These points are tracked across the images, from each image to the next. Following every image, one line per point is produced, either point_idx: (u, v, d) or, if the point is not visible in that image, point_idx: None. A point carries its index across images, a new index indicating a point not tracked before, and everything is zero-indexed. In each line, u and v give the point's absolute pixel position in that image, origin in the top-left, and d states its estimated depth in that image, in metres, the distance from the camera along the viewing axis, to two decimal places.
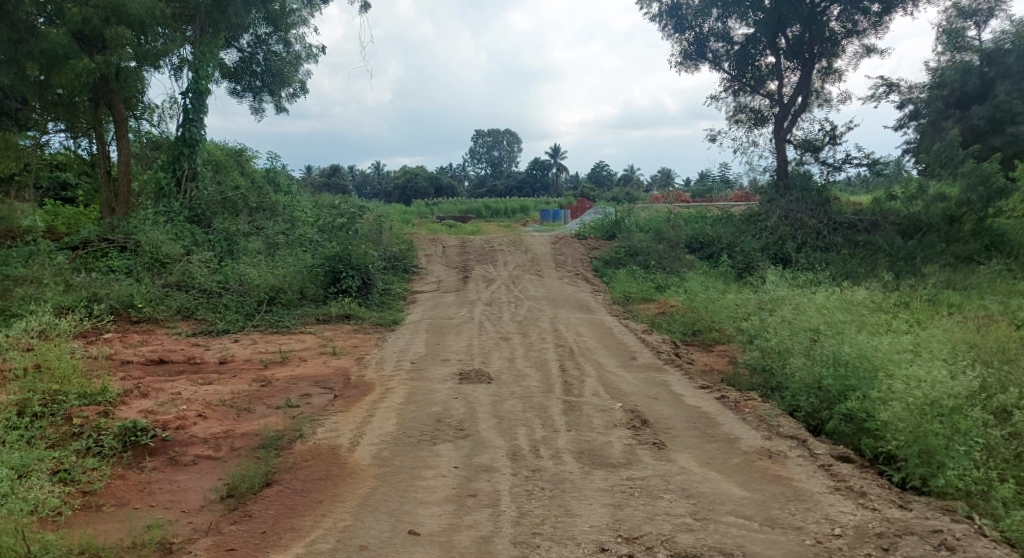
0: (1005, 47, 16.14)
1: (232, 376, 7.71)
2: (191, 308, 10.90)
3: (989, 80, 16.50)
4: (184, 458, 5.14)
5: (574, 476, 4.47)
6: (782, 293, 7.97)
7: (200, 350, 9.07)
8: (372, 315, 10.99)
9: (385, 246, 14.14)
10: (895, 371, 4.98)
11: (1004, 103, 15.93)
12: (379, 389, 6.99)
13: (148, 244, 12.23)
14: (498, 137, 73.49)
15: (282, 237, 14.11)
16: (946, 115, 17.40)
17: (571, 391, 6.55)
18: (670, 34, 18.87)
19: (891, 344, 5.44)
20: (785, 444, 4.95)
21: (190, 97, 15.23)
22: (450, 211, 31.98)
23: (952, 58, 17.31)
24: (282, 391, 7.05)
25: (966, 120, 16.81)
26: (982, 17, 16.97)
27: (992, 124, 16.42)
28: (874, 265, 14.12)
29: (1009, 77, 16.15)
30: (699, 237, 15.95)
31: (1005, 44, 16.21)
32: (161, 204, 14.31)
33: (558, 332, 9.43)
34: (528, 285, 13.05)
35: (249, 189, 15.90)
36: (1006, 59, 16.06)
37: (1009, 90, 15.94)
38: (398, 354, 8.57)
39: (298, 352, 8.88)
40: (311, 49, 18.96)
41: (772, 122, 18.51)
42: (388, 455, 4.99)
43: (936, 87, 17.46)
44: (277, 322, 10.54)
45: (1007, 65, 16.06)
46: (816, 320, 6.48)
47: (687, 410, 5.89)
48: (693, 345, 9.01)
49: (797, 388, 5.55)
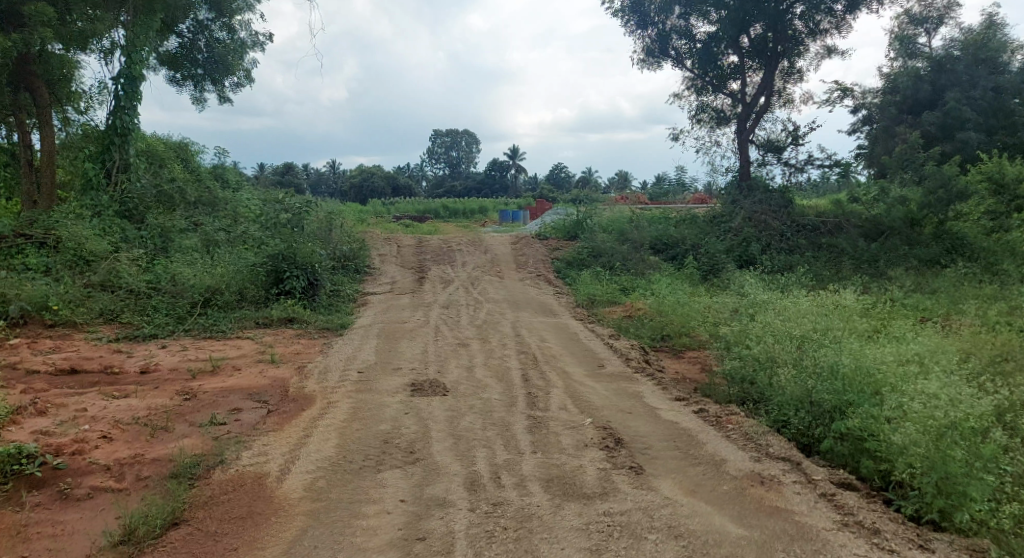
0: (953, 54, 16.33)
1: (153, 388, 6.81)
2: (115, 311, 9.90)
3: (940, 87, 16.47)
4: (77, 491, 4.27)
5: (543, 511, 3.82)
6: (756, 296, 7.54)
7: (121, 358, 8.11)
8: (318, 319, 10.17)
9: (334, 244, 13.27)
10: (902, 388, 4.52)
11: (954, 110, 15.85)
12: (320, 403, 6.22)
13: (69, 240, 11.11)
14: (455, 137, 72.72)
15: (222, 234, 13.13)
16: (898, 121, 17.28)
17: (536, 405, 5.89)
18: (633, 31, 18.51)
19: (895, 356, 4.99)
20: (778, 467, 4.41)
21: (123, 82, 14.05)
22: (407, 210, 31.14)
23: (904, 64, 17.33)
24: (208, 406, 6.21)
25: (918, 126, 16.64)
26: (933, 24, 17.13)
27: (942, 131, 16.32)
28: (838, 267, 13.94)
29: (959, 85, 16.23)
30: (663, 239, 15.42)
31: (953, 51, 16.42)
32: (87, 197, 13.09)
33: (520, 337, 8.81)
34: (487, 286, 12.40)
35: (188, 183, 14.86)
36: (955, 66, 16.27)
37: (959, 97, 15.83)
38: (343, 362, 7.80)
39: (233, 360, 8.02)
40: (257, 36, 17.97)
41: (734, 122, 18.31)
42: (323, 485, 4.25)
43: (889, 93, 17.44)
44: (211, 326, 9.62)
45: (957, 73, 16.22)
46: (804, 325, 5.99)
47: (664, 426, 5.31)
48: (662, 352, 8.52)
49: (786, 402, 5.02)
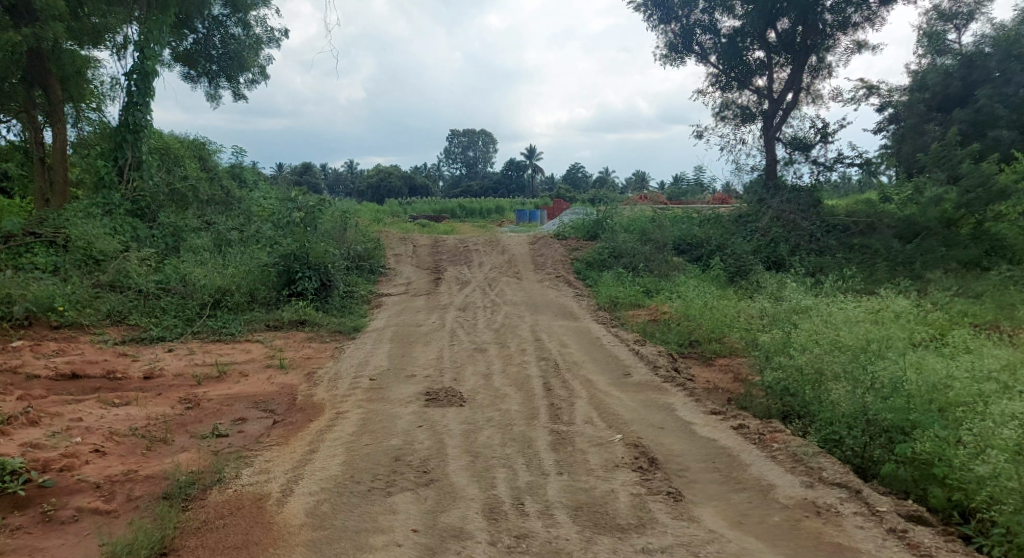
0: (985, 50, 15.54)
1: (155, 395, 6.47)
2: (124, 312, 9.61)
3: (970, 84, 15.77)
4: (62, 513, 3.90)
5: (571, 546, 3.40)
6: (793, 301, 7.05)
7: (126, 362, 7.78)
8: (330, 321, 9.81)
9: (348, 243, 12.91)
10: (979, 418, 4.09)
11: (986, 107, 15.21)
12: (330, 414, 5.84)
13: (79, 239, 10.85)
14: (472, 136, 72.45)
15: (235, 233, 12.84)
16: (927, 119, 16.65)
17: (559, 418, 5.47)
18: (655, 26, 18.01)
19: (963, 380, 4.56)
20: (834, 495, 3.97)
21: (136, 78, 13.80)
22: (424, 210, 30.81)
23: (933, 61, 16.73)
24: (212, 415, 5.85)
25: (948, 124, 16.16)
26: (963, 20, 16.35)
27: (973, 129, 15.59)
28: (871, 270, 13.35)
29: (991, 81, 15.44)
30: (686, 239, 14.91)
31: (985, 47, 15.59)
32: (98, 195, 12.84)
33: (541, 342, 8.39)
34: (505, 288, 11.99)
35: (201, 181, 14.61)
36: (988, 62, 15.44)
37: (990, 93, 15.12)
38: (355, 368, 7.42)
39: (240, 365, 7.66)
40: (272, 32, 17.72)
41: (761, 119, 17.58)
42: (327, 511, 3.84)
43: (917, 90, 16.72)
44: (221, 329, 9.30)
45: (988, 69, 15.44)
46: (851, 335, 5.51)
47: (701, 444, 4.85)
48: (690, 360, 8.06)
49: (838, 419, 4.59)
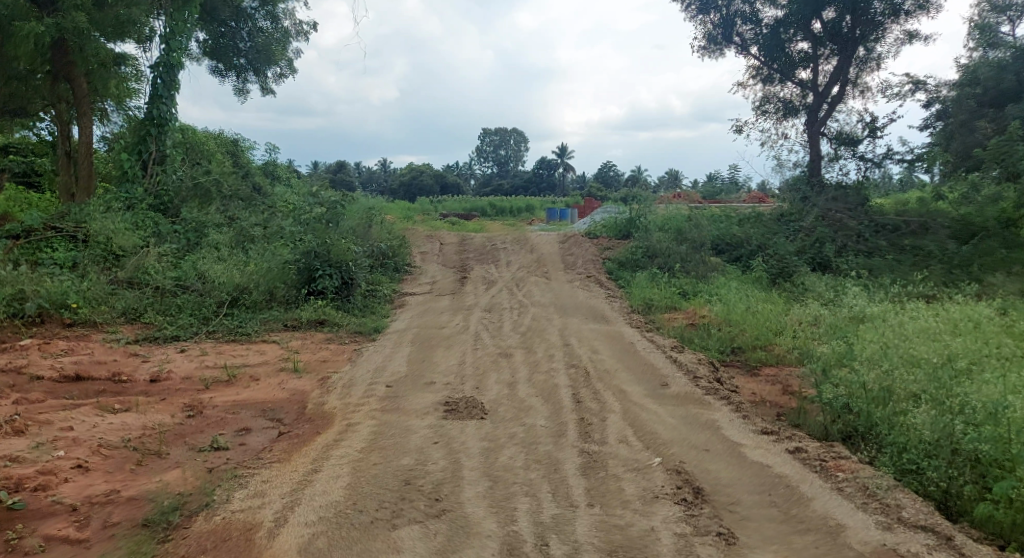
0: None
1: (159, 401, 6.09)
2: (139, 310, 9.30)
3: None
4: (27, 543, 3.49)
5: None
6: (852, 310, 6.35)
7: (135, 363, 7.45)
8: (350, 322, 9.37)
9: (372, 241, 12.48)
10: None
11: None
12: (339, 425, 5.37)
13: (99, 235, 10.62)
14: (504, 135, 72.02)
15: (258, 229, 12.53)
16: (979, 114, 15.33)
17: (590, 436, 4.92)
18: (693, 16, 17.29)
19: None
20: (919, 541, 3.34)
21: (161, 72, 13.56)
22: (453, 208, 30.41)
23: (984, 55, 15.46)
24: (214, 425, 5.44)
25: (1000, 121, 14.80)
26: (1017, 12, 15.34)
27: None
28: (925, 271, 12.47)
29: None
30: (725, 238, 14.17)
31: None
32: (121, 189, 12.66)
33: (570, 347, 7.84)
34: (533, 288, 11.44)
35: (225, 176, 14.35)
36: None
37: None
38: (372, 373, 6.95)
39: (252, 369, 7.26)
40: (301, 25, 17.46)
41: (804, 113, 16.86)
42: (322, 548, 3.37)
43: (967, 84, 15.54)
44: (236, 329, 8.92)
45: None
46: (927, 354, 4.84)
47: (753, 472, 4.25)
48: (733, 370, 7.41)
49: (917, 446, 3.98)
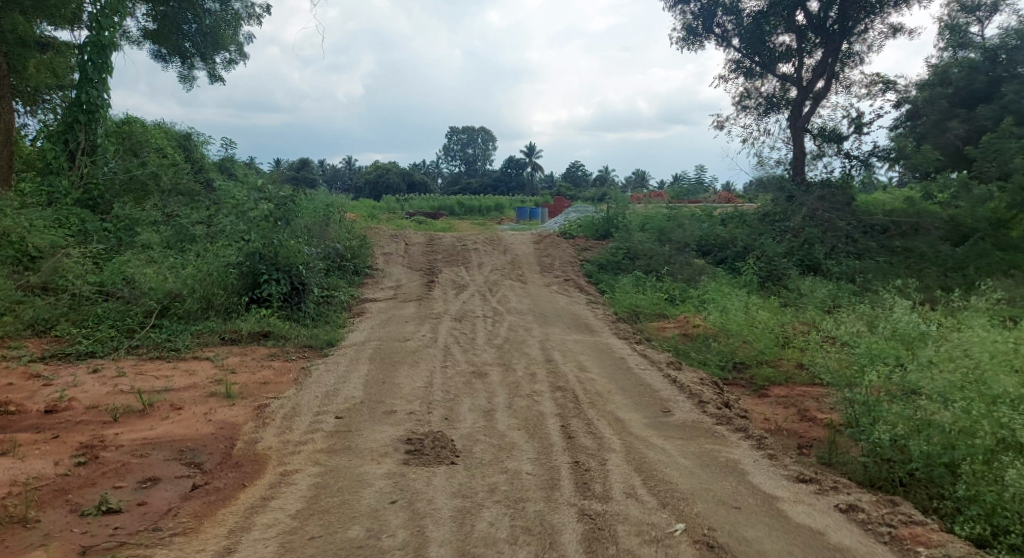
0: (1011, 43, 13.88)
1: (47, 440, 4.87)
2: (51, 321, 7.99)
3: (997, 79, 14.01)
4: None
5: None
6: (885, 325, 5.47)
7: (34, 388, 6.19)
8: (299, 334, 8.22)
9: (328, 241, 11.29)
10: None
11: (1013, 103, 13.38)
12: (272, 474, 4.26)
13: (9, 233, 9.20)
14: (472, 134, 70.76)
15: (201, 228, 11.25)
16: (949, 115, 14.63)
17: (591, 488, 3.92)
18: (672, 6, 16.37)
19: None
20: None
21: (89, 52, 12.11)
22: (420, 206, 29.32)
23: (953, 56, 14.92)
24: (110, 475, 4.25)
25: (972, 121, 14.23)
26: (987, 12, 14.78)
27: None
28: (919, 276, 11.82)
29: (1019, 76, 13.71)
30: (710, 239, 13.30)
31: (1011, 41, 13.88)
32: (43, 182, 11.25)
33: (553, 363, 6.83)
34: (508, 293, 10.42)
35: (166, 168, 12.98)
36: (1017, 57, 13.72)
37: (1019, 89, 13.34)
38: (320, 400, 5.82)
39: (175, 395, 6.06)
40: (252, 8, 16.17)
41: (787, 108, 16.16)
42: None
43: (937, 84, 14.83)
44: (164, 343, 7.69)
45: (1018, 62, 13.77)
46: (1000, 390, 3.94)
47: (807, 544, 3.30)
48: (738, 390, 6.48)
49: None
